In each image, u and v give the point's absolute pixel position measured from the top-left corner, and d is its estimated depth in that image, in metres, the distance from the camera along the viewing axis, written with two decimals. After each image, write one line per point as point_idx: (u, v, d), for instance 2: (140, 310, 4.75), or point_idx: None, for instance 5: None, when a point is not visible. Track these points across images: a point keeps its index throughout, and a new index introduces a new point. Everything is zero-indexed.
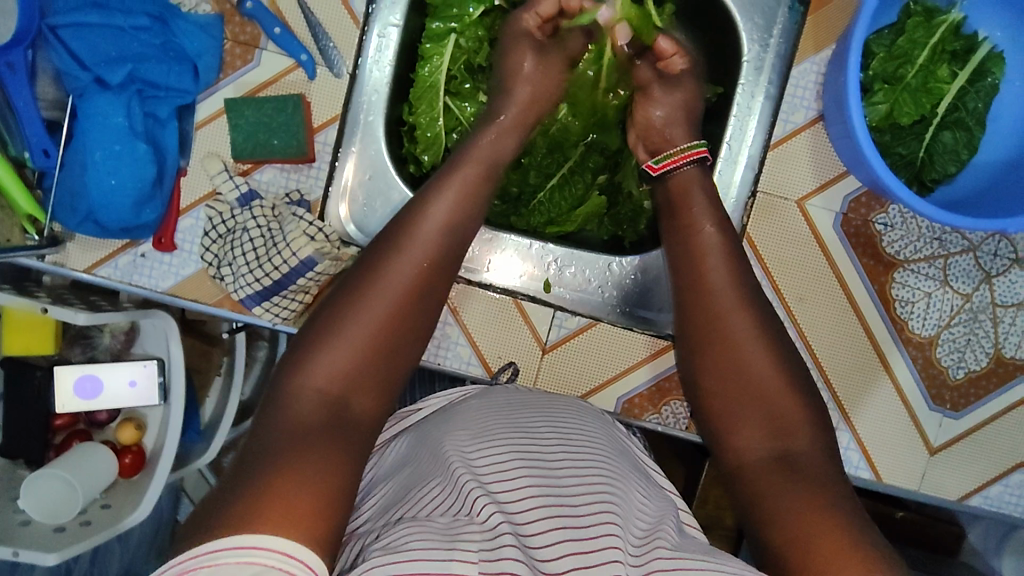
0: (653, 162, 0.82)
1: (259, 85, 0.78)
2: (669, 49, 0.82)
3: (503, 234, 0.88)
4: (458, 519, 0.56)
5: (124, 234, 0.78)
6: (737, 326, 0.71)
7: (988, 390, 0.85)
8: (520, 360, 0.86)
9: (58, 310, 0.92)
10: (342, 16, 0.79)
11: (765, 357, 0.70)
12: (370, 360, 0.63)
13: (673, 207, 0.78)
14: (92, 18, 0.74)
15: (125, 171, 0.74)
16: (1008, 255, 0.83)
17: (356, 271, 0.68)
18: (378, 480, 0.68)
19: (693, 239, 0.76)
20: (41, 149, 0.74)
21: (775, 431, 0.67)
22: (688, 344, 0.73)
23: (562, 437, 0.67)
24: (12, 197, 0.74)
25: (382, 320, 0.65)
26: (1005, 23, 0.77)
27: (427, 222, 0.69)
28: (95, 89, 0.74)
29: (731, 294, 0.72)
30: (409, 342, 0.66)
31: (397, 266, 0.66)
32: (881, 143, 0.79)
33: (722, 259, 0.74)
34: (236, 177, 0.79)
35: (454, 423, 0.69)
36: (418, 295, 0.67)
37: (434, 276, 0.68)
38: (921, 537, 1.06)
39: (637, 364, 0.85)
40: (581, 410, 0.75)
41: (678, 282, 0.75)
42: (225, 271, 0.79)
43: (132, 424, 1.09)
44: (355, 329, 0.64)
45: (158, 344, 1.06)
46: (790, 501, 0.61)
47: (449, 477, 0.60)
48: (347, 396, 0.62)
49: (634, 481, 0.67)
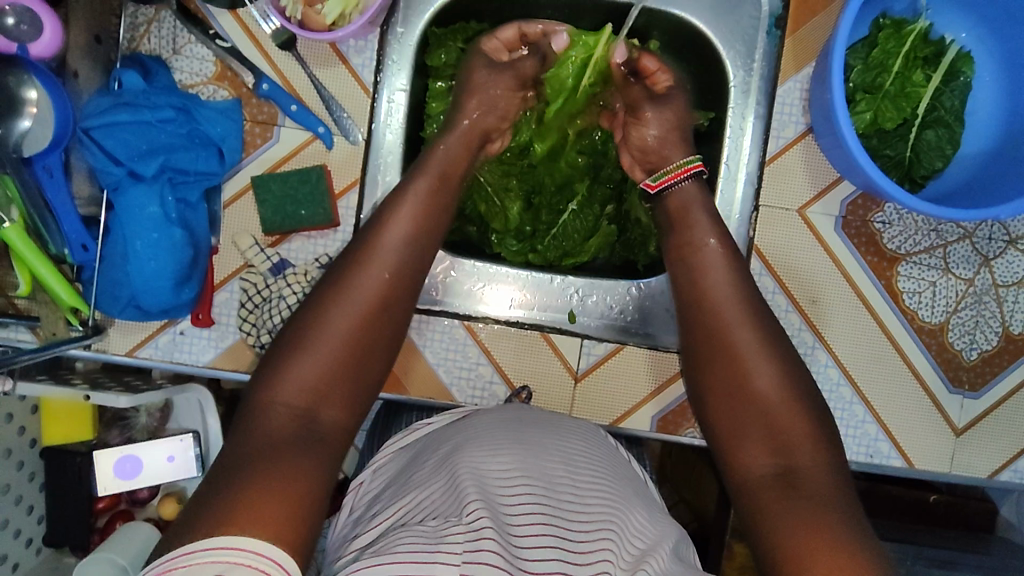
0: (651, 180, 0.86)
1: (278, 160, 0.84)
2: (653, 67, 0.87)
3: (509, 269, 0.91)
4: (446, 520, 0.60)
5: (164, 314, 0.82)
6: (744, 337, 0.75)
7: (1002, 367, 0.89)
8: (534, 385, 0.89)
9: (100, 395, 0.94)
10: (354, 89, 0.84)
11: (771, 365, 0.73)
12: (337, 370, 0.67)
13: (675, 226, 0.82)
14: (122, 116, 0.77)
15: (164, 256, 0.78)
16: (1003, 238, 0.88)
17: (320, 289, 0.71)
18: (382, 490, 0.72)
19: (695, 256, 0.80)
20: (80, 244, 0.77)
21: (777, 448, 0.69)
22: (701, 353, 0.76)
23: (566, 458, 0.70)
24: (54, 291, 0.76)
25: (351, 331, 0.68)
26: (968, 26, 0.83)
27: (390, 243, 0.73)
28: (130, 181, 0.78)
29: (736, 307, 0.76)
30: (372, 354, 0.69)
31: (362, 284, 0.70)
32: (869, 148, 0.83)
33: (722, 271, 0.78)
34: (266, 248, 0.84)
35: (461, 434, 0.72)
36: (384, 311, 0.70)
37: (397, 288, 0.72)
38: (957, 518, 1.08)
39: (640, 405, 0.89)
40: (586, 432, 0.78)
41: (682, 302, 0.79)
42: (264, 337, 0.83)
43: (172, 498, 1.09)
44: (324, 340, 0.67)
45: (192, 417, 1.06)
46: (805, 506, 0.64)
47: (451, 483, 0.64)
48: (317, 408, 0.65)
49: (636, 504, 0.71)
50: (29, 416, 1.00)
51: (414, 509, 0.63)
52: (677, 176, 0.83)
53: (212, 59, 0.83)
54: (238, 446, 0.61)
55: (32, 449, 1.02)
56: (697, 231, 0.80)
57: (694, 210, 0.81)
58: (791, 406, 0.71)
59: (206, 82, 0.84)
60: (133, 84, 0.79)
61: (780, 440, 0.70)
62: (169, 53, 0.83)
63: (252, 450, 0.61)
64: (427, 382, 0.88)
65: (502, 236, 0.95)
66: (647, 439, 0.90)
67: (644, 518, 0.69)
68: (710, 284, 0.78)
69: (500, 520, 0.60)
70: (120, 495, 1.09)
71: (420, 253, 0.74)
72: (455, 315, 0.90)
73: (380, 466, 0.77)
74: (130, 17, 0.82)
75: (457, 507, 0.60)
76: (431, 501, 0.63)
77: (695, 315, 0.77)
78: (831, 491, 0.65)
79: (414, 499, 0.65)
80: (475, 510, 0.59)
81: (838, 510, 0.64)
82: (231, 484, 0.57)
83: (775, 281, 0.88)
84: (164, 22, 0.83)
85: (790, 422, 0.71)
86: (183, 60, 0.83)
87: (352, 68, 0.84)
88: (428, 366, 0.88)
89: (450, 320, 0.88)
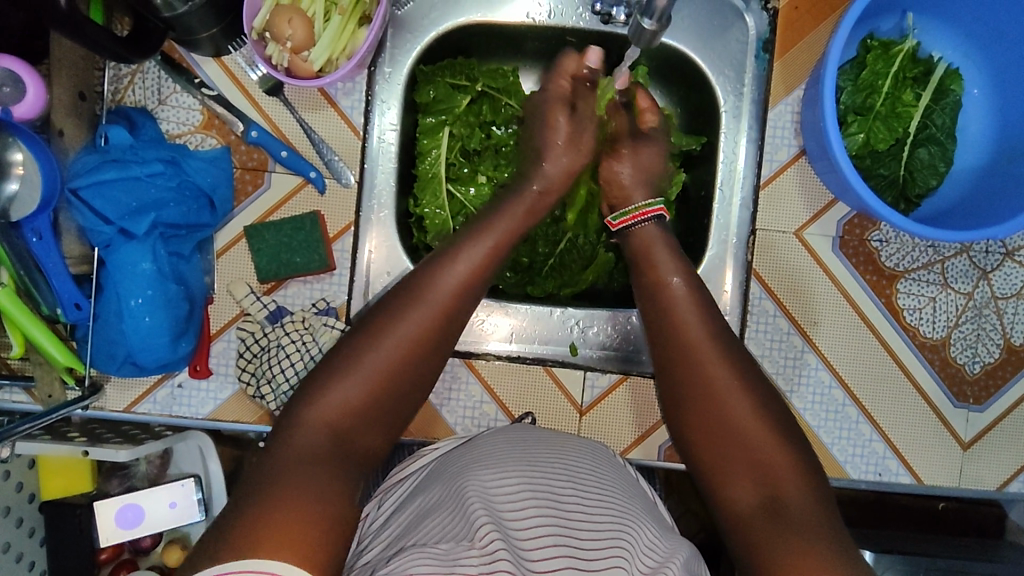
0: (613, 219, 0.86)
1: (270, 208, 0.83)
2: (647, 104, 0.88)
3: (503, 300, 0.90)
4: (458, 543, 0.58)
5: (161, 369, 0.80)
6: (722, 373, 0.73)
7: (1006, 379, 0.88)
8: (537, 409, 0.88)
9: (98, 451, 0.89)
10: (344, 132, 0.84)
11: (748, 403, 0.72)
12: (377, 399, 0.65)
13: (637, 263, 0.82)
14: (109, 173, 0.76)
15: (160, 311, 0.77)
16: (999, 251, 0.88)
17: (367, 319, 0.68)
18: (389, 517, 0.70)
19: (664, 293, 0.78)
20: (73, 303, 0.76)
21: (771, 483, 0.68)
22: (675, 394, 0.75)
23: (575, 482, 0.68)
24: (50, 353, 0.75)
25: (394, 363, 0.66)
26: (955, 44, 0.84)
27: (443, 285, 0.69)
28: (121, 240, 0.77)
29: (710, 345, 0.75)
30: (408, 389, 0.67)
31: (410, 323, 0.67)
32: (863, 167, 0.83)
33: (688, 308, 0.77)
34: (262, 296, 0.83)
35: (466, 458, 0.71)
36: (426, 353, 0.68)
37: (444, 327, 0.69)
38: (967, 525, 1.06)
39: (626, 450, 0.88)
40: (590, 450, 0.75)
41: (656, 337, 0.78)
42: (263, 388, 0.81)
43: (176, 545, 1.03)
44: (370, 366, 0.65)
45: (193, 461, 1.00)
46: (805, 541, 0.62)
47: (460, 507, 0.62)
48: (352, 432, 0.64)
49: (646, 520, 0.68)
50: (27, 472, 0.97)
51: (423, 533, 0.62)
52: (635, 218, 0.84)
53: (198, 108, 0.83)
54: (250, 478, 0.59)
55: (32, 504, 0.98)
56: (662, 269, 0.80)
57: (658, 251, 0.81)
58: (779, 443, 0.70)
59: (193, 132, 0.83)
60: (119, 139, 0.78)
61: (769, 471, 0.69)
62: (154, 104, 0.82)
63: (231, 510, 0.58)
64: (431, 422, 0.87)
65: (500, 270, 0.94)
66: (656, 468, 0.89)
67: (655, 534, 0.67)
68: (683, 320, 0.76)
69: (511, 541, 0.59)
70: (122, 544, 1.04)
71: (469, 298, 0.71)
72: (457, 352, 0.89)
73: (385, 496, 0.75)
74: (113, 70, 0.81)
75: (469, 529, 0.59)
76: (439, 523, 0.62)
77: (672, 351, 0.76)
78: (835, 527, 0.64)
79: (422, 525, 0.63)
80: (487, 533, 0.58)
81: (840, 547, 0.62)
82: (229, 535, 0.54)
83: (776, 305, 0.87)
84: (148, 73, 0.82)
85: (779, 458, 0.69)
86: (169, 110, 0.83)
87: (340, 110, 0.84)
88: (433, 408, 0.88)
89: (453, 360, 0.87)
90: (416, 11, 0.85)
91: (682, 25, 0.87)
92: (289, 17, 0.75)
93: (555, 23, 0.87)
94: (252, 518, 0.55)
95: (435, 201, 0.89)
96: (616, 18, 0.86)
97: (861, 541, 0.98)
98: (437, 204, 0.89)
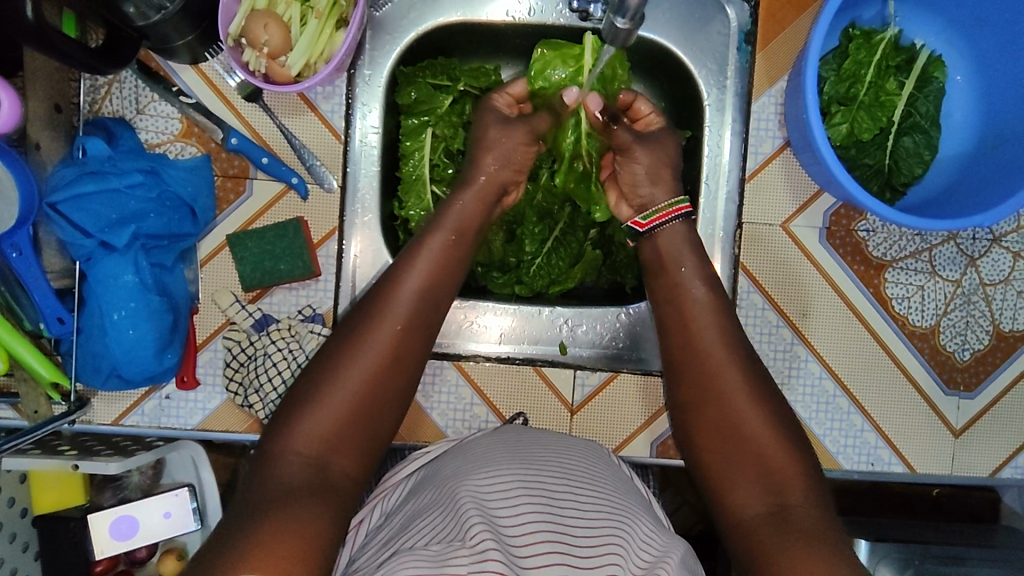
0: (641, 219, 0.82)
1: (251, 217, 0.83)
2: (645, 110, 0.87)
3: (486, 301, 0.90)
4: (450, 544, 0.58)
5: (148, 380, 0.80)
6: (728, 370, 0.73)
7: (996, 365, 0.88)
8: (529, 409, 0.87)
9: (88, 464, 0.86)
10: (327, 137, 0.84)
11: (760, 409, 0.72)
12: (347, 424, 0.65)
13: (661, 265, 0.80)
14: (89, 186, 0.76)
15: (144, 324, 0.77)
16: (986, 237, 0.88)
17: (335, 343, 0.69)
18: (383, 522, 0.70)
19: (685, 298, 0.78)
20: (56, 317, 0.76)
21: (769, 486, 0.68)
22: (684, 400, 0.75)
23: (568, 481, 0.67)
24: (33, 368, 0.75)
25: (359, 389, 0.66)
26: (936, 31, 0.83)
27: (399, 296, 0.71)
28: (102, 252, 0.77)
29: (723, 347, 0.75)
30: (382, 404, 0.67)
31: (379, 334, 0.69)
32: (848, 158, 0.82)
33: (711, 316, 0.76)
34: (247, 304, 0.82)
35: (462, 460, 0.70)
36: (396, 365, 0.69)
37: (405, 344, 0.70)
38: (961, 510, 1.06)
39: (634, 435, 0.88)
40: (585, 450, 0.75)
41: (671, 338, 0.78)
42: (252, 397, 0.80)
43: (173, 554, 1.01)
44: (340, 386, 0.66)
45: (185, 470, 0.99)
46: (795, 537, 0.63)
47: (452, 509, 0.62)
48: (328, 459, 0.64)
49: (642, 515, 0.68)
50: (18, 486, 0.96)
51: (415, 535, 0.62)
52: (667, 216, 0.81)
53: (177, 117, 0.82)
54: (252, 497, 0.60)
55: (24, 518, 0.97)
56: (682, 271, 0.79)
57: (674, 256, 0.79)
58: (773, 436, 0.70)
59: (173, 140, 0.82)
60: (97, 150, 0.77)
61: (766, 469, 0.69)
62: (133, 113, 0.82)
63: (233, 530, 0.58)
64: (423, 427, 0.87)
65: (488, 269, 0.93)
66: (649, 465, 0.89)
67: (651, 529, 0.66)
68: (702, 325, 0.76)
69: (502, 540, 0.59)
70: (118, 557, 1.02)
71: (430, 304, 0.72)
72: (445, 356, 0.88)
73: (379, 501, 0.75)
74: (89, 80, 0.81)
75: (460, 531, 0.59)
76: (431, 523, 0.62)
77: (682, 353, 0.76)
78: (825, 524, 0.64)
79: (415, 527, 0.63)
80: (478, 533, 0.58)
81: (828, 546, 0.62)
82: (231, 552, 0.56)
83: (765, 298, 0.87)
84: (125, 82, 0.81)
85: (777, 453, 0.69)
86: (147, 119, 0.82)
87: (321, 114, 0.83)
88: (423, 410, 0.87)
89: (441, 362, 0.87)
90: (395, 11, 0.85)
91: (663, 19, 0.87)
92: (265, 22, 0.74)
93: (536, 20, 0.86)
94: (248, 543, 0.56)
95: (421, 203, 0.88)
96: (594, 15, 0.85)
97: (857, 531, 0.98)
98: (422, 205, 0.88)
